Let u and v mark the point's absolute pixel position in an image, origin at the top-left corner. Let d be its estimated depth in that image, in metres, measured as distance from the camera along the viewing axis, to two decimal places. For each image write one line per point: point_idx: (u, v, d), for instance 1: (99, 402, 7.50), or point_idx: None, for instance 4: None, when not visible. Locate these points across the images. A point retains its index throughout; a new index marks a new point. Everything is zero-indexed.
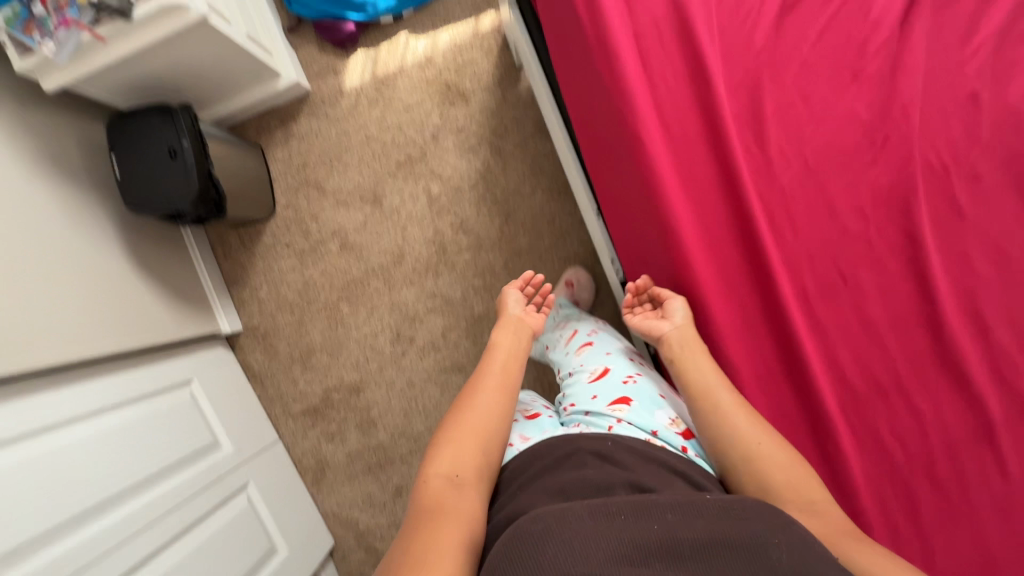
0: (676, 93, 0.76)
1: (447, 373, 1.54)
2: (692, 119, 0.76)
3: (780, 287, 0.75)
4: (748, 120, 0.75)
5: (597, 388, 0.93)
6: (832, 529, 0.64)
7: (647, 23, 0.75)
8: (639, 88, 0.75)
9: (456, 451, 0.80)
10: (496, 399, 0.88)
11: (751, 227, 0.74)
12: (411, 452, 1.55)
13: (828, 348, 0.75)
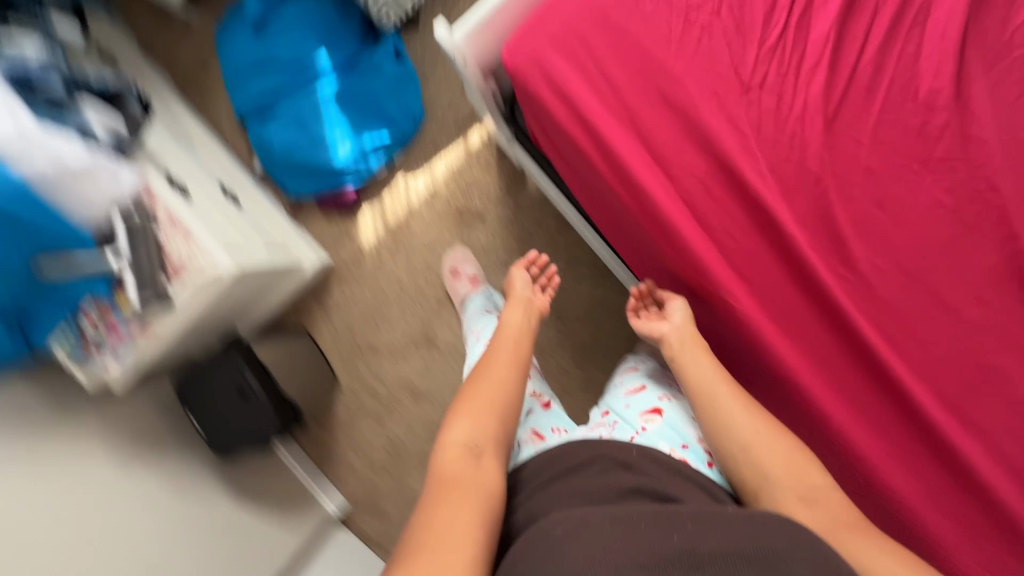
0: (743, 240, 0.72)
1: None
2: (769, 260, 0.73)
3: (919, 401, 0.69)
4: (827, 243, 0.72)
5: (638, 396, 0.87)
6: (849, 525, 0.62)
7: (688, 181, 0.72)
8: (704, 249, 0.72)
9: (477, 420, 0.77)
10: (512, 372, 0.85)
11: (872, 351, 0.70)
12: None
13: (994, 449, 0.68)
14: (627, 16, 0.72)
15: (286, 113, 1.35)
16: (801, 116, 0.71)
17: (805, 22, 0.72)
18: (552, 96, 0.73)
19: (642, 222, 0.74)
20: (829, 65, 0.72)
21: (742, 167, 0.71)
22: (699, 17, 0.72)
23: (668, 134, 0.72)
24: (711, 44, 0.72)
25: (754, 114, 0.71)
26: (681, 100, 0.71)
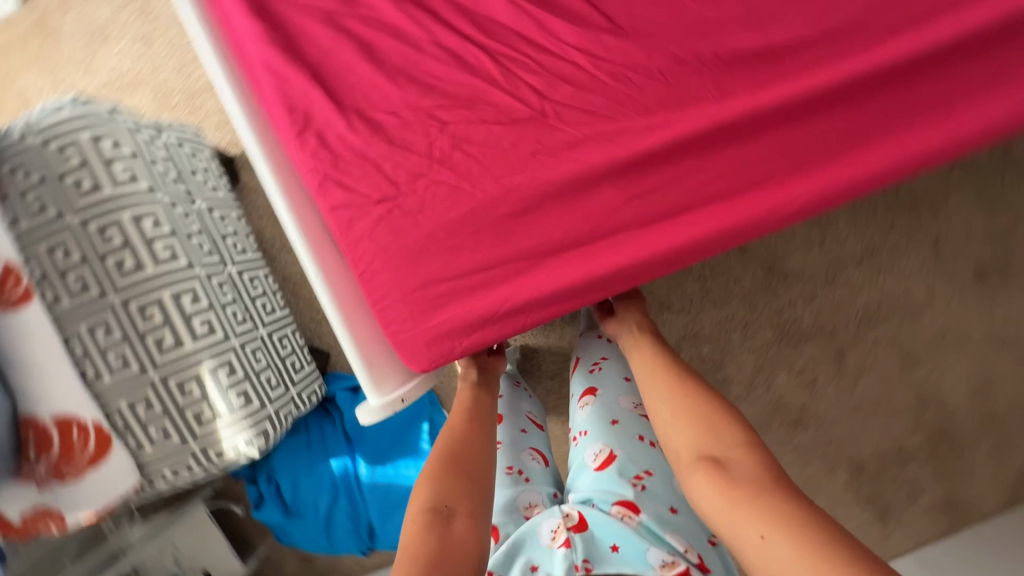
0: (725, 164, 0.63)
1: (843, 367, 1.34)
2: (758, 142, 0.63)
3: (960, 38, 0.63)
4: (756, 79, 0.64)
5: (606, 483, 0.73)
6: (742, 492, 0.54)
7: (641, 204, 0.62)
8: (726, 211, 0.61)
9: (438, 485, 0.65)
10: (467, 427, 0.75)
11: (889, 67, 0.63)
12: (952, 386, 1.32)
13: None
14: (430, 217, 0.61)
15: (378, 515, 1.28)
16: (610, 64, 0.63)
17: (498, 31, 0.64)
18: (497, 325, 0.63)
19: (665, 268, 0.63)
20: (560, 19, 0.64)
21: (649, 142, 0.61)
22: (444, 142, 0.62)
23: (578, 212, 0.61)
24: (490, 135, 0.62)
25: (587, 114, 0.63)
26: (546, 188, 0.61)
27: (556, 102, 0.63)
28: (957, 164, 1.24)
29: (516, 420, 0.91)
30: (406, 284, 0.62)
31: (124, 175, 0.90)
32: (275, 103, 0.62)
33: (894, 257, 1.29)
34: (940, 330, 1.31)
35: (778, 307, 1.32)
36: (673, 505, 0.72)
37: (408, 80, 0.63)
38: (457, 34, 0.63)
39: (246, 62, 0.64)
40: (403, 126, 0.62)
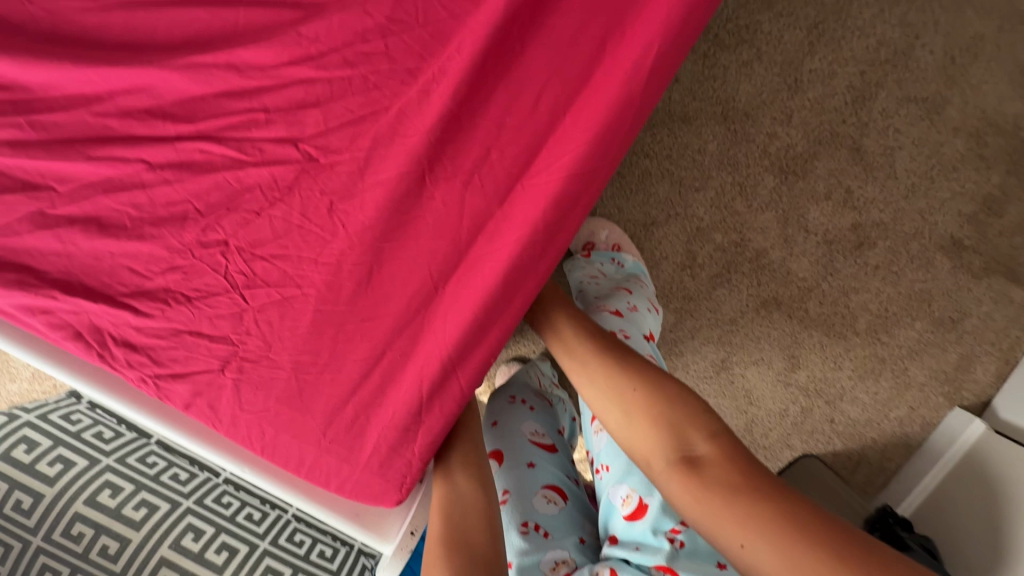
0: (545, 76, 0.52)
1: (870, 158, 1.13)
2: (562, 32, 0.51)
3: None
4: None
5: (637, 536, 0.68)
6: (721, 496, 0.51)
7: (484, 184, 0.54)
8: (578, 129, 0.50)
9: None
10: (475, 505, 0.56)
11: None
12: (999, 98, 1.09)
13: None
14: (281, 348, 0.58)
15: None
16: (350, 74, 0.55)
17: (224, 121, 0.58)
18: (438, 404, 0.56)
19: (561, 227, 0.52)
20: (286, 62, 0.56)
21: (446, 122, 0.53)
22: (238, 265, 0.59)
23: (429, 237, 0.55)
24: (273, 223, 0.58)
25: (358, 132, 0.56)
26: (382, 233, 0.56)
27: (309, 140, 0.56)
28: None
29: (519, 454, 0.83)
30: (328, 413, 0.58)
31: (55, 468, 0.84)
32: (89, 332, 0.59)
33: (843, 16, 1.08)
34: (945, 53, 1.08)
35: (761, 146, 1.13)
36: (720, 557, 0.65)
37: (162, 225, 0.59)
38: (167, 142, 0.59)
39: (36, 312, 0.60)
40: (202, 274, 0.59)
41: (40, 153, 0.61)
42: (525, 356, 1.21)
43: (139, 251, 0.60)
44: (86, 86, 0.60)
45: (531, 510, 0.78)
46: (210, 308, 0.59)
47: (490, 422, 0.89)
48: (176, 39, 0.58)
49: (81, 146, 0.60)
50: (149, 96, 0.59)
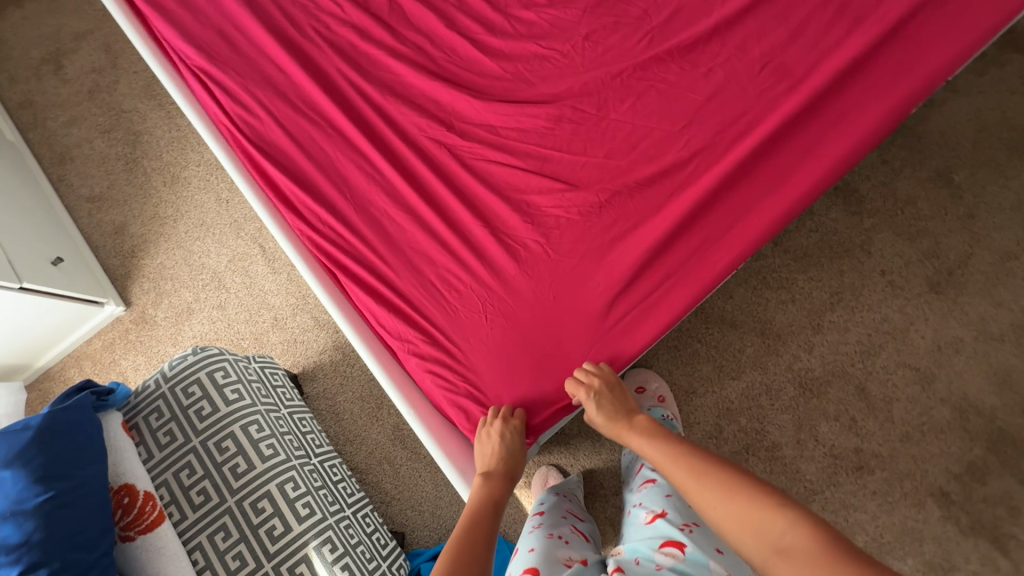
0: (688, 233, 0.85)
1: (873, 400, 1.44)
2: (707, 210, 0.85)
3: (795, 112, 0.85)
4: (670, 181, 0.86)
5: (654, 531, 0.83)
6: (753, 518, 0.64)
7: (637, 279, 0.84)
8: (699, 267, 0.84)
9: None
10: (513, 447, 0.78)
11: (759, 145, 0.85)
12: (978, 388, 1.42)
13: (827, 59, 0.87)
14: (467, 349, 0.84)
15: None
16: (579, 208, 0.87)
17: (509, 218, 0.88)
18: (545, 416, 0.83)
19: (673, 322, 0.84)
20: (539, 189, 0.89)
21: (604, 244, 0.85)
22: (485, 291, 0.86)
23: (589, 298, 0.83)
24: (499, 273, 0.86)
25: (567, 238, 0.86)
26: (549, 294, 0.85)
27: (554, 244, 0.86)
28: (848, 211, 1.56)
29: (558, 509, 1.08)
30: (485, 393, 0.83)
31: (232, 395, 1.14)
32: (376, 301, 0.88)
33: (858, 293, 1.51)
34: (935, 341, 1.46)
35: (787, 363, 1.48)
36: (719, 548, 0.80)
37: (443, 261, 0.89)
38: (464, 215, 0.90)
39: (346, 273, 0.91)
40: (462, 297, 0.86)
41: (373, 193, 0.93)
42: (563, 466, 1.43)
43: (425, 275, 0.89)
44: (404, 160, 0.94)
45: (558, 530, 0.97)
46: (453, 317, 0.86)
47: (543, 498, 1.16)
48: (497, 163, 0.91)
49: (410, 198, 0.92)
50: (447, 179, 0.92)
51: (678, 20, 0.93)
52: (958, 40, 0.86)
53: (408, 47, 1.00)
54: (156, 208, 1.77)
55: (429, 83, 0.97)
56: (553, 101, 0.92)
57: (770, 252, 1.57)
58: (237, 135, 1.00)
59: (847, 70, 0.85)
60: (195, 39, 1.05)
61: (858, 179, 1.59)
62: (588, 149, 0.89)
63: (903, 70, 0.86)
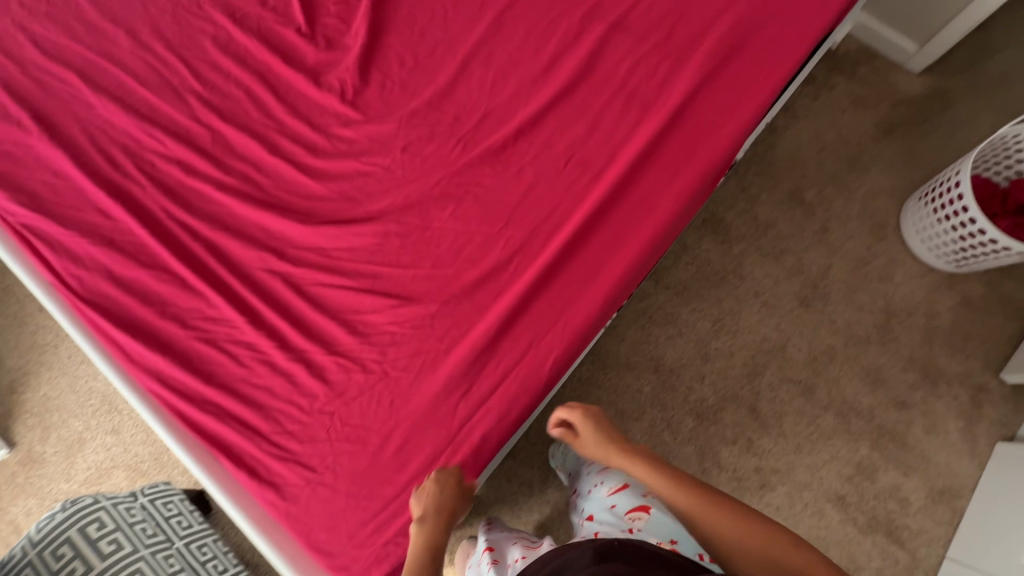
0: (518, 332, 0.88)
1: (764, 418, 1.52)
2: (532, 308, 0.89)
3: (599, 204, 0.91)
4: (494, 285, 0.90)
5: None
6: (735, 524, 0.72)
7: (476, 386, 0.86)
8: (532, 364, 0.87)
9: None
10: (453, 491, 0.78)
11: (571, 240, 0.90)
12: (854, 392, 1.53)
13: (622, 149, 0.94)
14: (316, 484, 0.84)
15: None
16: (412, 323, 0.89)
17: (345, 341, 0.90)
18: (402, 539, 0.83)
19: (517, 420, 0.86)
20: (372, 307, 0.91)
21: (439, 356, 0.88)
22: (329, 420, 0.86)
23: (432, 414, 0.85)
24: (342, 400, 0.87)
25: (403, 354, 0.88)
26: (391, 415, 0.86)
27: (390, 362, 0.88)
28: (718, 241, 1.66)
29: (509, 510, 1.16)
30: (340, 528, 0.82)
31: (110, 546, 1.09)
32: (220, 449, 0.87)
33: (737, 318, 1.60)
34: (811, 353, 1.56)
35: (683, 396, 1.55)
36: None
37: (286, 394, 0.88)
38: (303, 343, 0.90)
39: (190, 422, 0.89)
40: (308, 430, 0.86)
41: (211, 333, 0.93)
42: None
43: (270, 414, 0.88)
44: (239, 295, 0.94)
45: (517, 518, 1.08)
46: (299, 452, 0.86)
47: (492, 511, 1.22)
48: (329, 286, 0.93)
49: (248, 334, 0.92)
50: (283, 309, 0.93)
51: (487, 124, 0.98)
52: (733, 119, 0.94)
53: (234, 176, 1.01)
54: (32, 336, 1.68)
55: (256, 211, 0.97)
56: (378, 216, 0.95)
57: (653, 290, 1.64)
58: (65, 290, 0.97)
59: (640, 160, 0.92)
60: (13, 193, 1.02)
61: (723, 208, 1.68)
62: (416, 261, 0.92)
63: (691, 149, 0.93)
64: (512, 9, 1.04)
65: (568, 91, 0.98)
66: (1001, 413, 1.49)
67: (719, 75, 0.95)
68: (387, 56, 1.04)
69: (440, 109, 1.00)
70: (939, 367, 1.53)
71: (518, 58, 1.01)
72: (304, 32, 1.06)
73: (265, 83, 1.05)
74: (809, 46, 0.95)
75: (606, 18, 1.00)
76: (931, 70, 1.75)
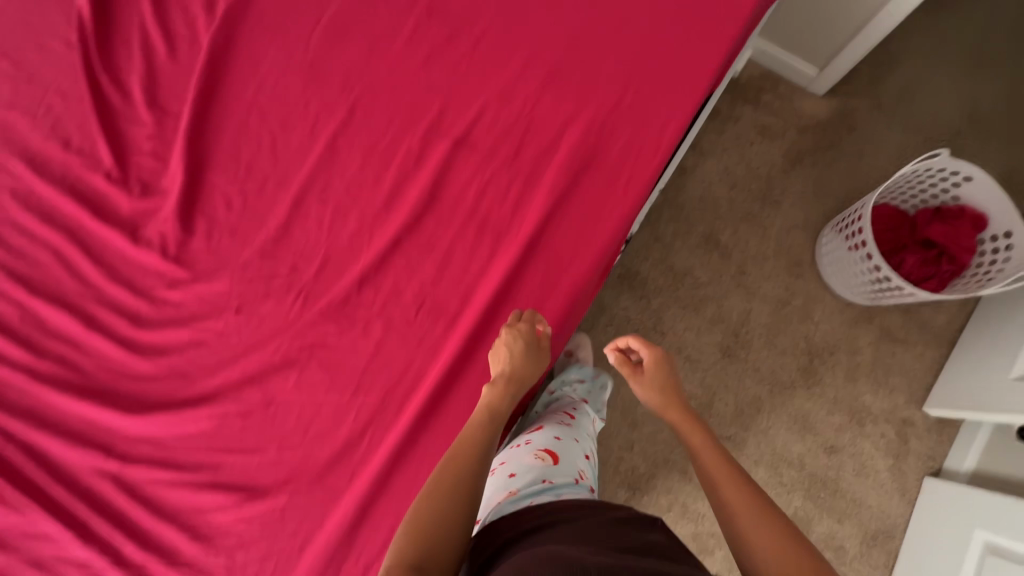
0: (378, 515, 0.79)
1: (698, 480, 1.48)
2: (392, 485, 0.80)
3: (454, 358, 0.82)
4: (348, 464, 0.81)
5: None
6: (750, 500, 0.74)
7: None
8: None
9: (422, 533, 0.60)
10: (524, 356, 0.77)
11: (427, 402, 0.81)
12: (782, 441, 1.50)
13: (476, 289, 0.85)
14: None
15: None
16: (259, 519, 0.80)
17: (189, 548, 0.79)
18: None
19: None
20: (214, 504, 0.81)
21: (294, 555, 0.79)
22: None
23: None
24: None
25: (252, 557, 0.79)
26: None
27: (241, 567, 0.79)
28: (635, 296, 1.59)
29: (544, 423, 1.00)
30: None
31: None
32: None
33: None
34: (737, 406, 1.52)
35: (614, 467, 1.49)
36: None
37: None
38: (137, 556, 0.80)
39: None
40: None
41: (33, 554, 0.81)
42: None
43: None
44: (62, 503, 0.82)
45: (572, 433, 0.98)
46: None
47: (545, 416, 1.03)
48: (167, 483, 0.82)
49: (77, 551, 0.80)
50: (115, 516, 0.81)
51: (327, 271, 0.88)
52: (592, 241, 0.85)
53: (50, 360, 0.88)
54: None
55: (76, 400, 0.85)
56: (216, 393, 0.84)
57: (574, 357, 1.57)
58: None
59: (495, 301, 0.84)
60: None
61: (637, 262, 1.62)
62: (261, 444, 0.82)
63: (552, 280, 0.84)
64: (347, 129, 0.92)
65: (415, 224, 0.88)
66: (927, 447, 1.48)
67: (575, 192, 0.87)
68: (213, 197, 0.92)
69: (275, 258, 0.89)
70: (864, 406, 1.51)
71: (356, 188, 0.90)
72: (115, 177, 0.93)
73: (75, 242, 0.91)
74: (666, 151, 0.88)
75: (448, 136, 0.90)
76: (833, 91, 1.70)
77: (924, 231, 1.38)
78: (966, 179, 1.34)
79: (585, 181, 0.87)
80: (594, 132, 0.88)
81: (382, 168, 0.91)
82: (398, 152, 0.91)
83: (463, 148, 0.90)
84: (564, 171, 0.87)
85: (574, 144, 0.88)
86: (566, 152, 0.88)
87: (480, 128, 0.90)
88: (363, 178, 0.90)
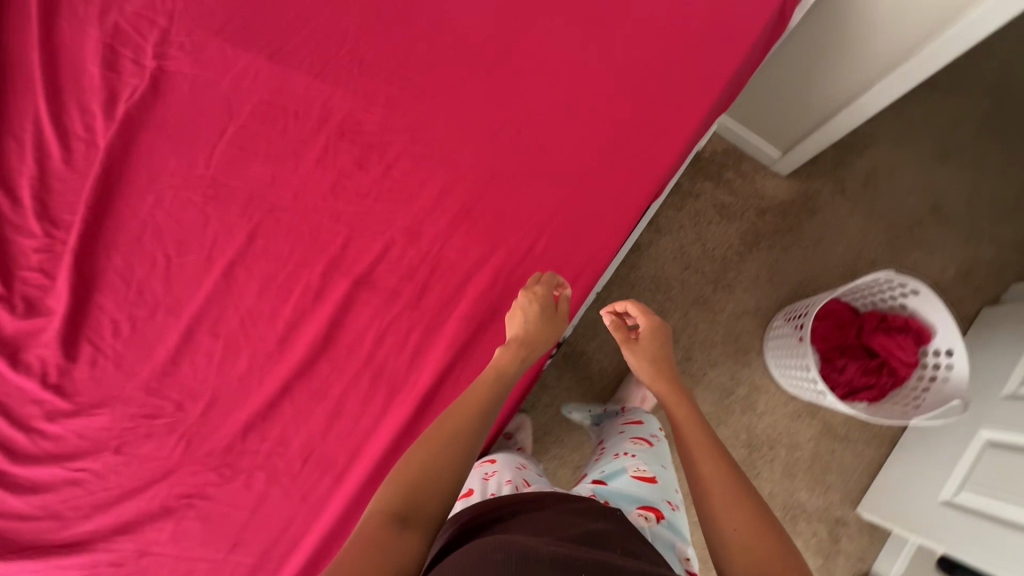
0: None
1: None
2: None
3: (335, 521, 0.78)
4: None
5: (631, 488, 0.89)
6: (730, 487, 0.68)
7: None
8: None
9: (413, 480, 0.58)
10: (540, 321, 0.77)
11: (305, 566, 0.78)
12: None
13: (366, 445, 0.81)
14: None
15: None
16: None
17: None
18: None
19: None
20: None
21: None
22: None
23: None
24: None
25: None
26: None
27: None
28: (577, 377, 1.54)
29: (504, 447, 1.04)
30: None
31: None
32: None
33: None
34: None
35: None
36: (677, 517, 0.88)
37: None
38: None
39: None
40: None
41: None
42: None
43: None
44: None
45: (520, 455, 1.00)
46: None
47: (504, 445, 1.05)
48: None
49: None
50: None
51: (214, 413, 0.84)
52: None
53: None
54: None
55: None
56: (85, 541, 0.80)
57: None
58: None
59: (384, 462, 0.80)
60: None
61: (583, 341, 1.56)
62: None
63: None
64: (245, 255, 0.87)
65: (308, 368, 0.84)
66: (857, 548, 1.48)
67: (476, 345, 0.83)
68: (100, 322, 0.87)
69: (162, 394, 0.84)
70: (800, 504, 1.50)
71: (251, 323, 0.86)
72: None
73: None
74: (575, 304, 0.84)
75: (348, 272, 0.85)
76: (797, 172, 1.66)
77: (869, 338, 1.36)
78: (914, 293, 1.30)
79: (487, 333, 0.83)
80: (502, 279, 0.84)
81: (279, 303, 0.86)
82: (296, 287, 0.86)
83: (363, 288, 0.85)
84: (466, 321, 0.83)
85: (479, 292, 0.83)
86: (469, 300, 0.83)
87: (383, 266, 0.85)
88: (258, 313, 0.86)
